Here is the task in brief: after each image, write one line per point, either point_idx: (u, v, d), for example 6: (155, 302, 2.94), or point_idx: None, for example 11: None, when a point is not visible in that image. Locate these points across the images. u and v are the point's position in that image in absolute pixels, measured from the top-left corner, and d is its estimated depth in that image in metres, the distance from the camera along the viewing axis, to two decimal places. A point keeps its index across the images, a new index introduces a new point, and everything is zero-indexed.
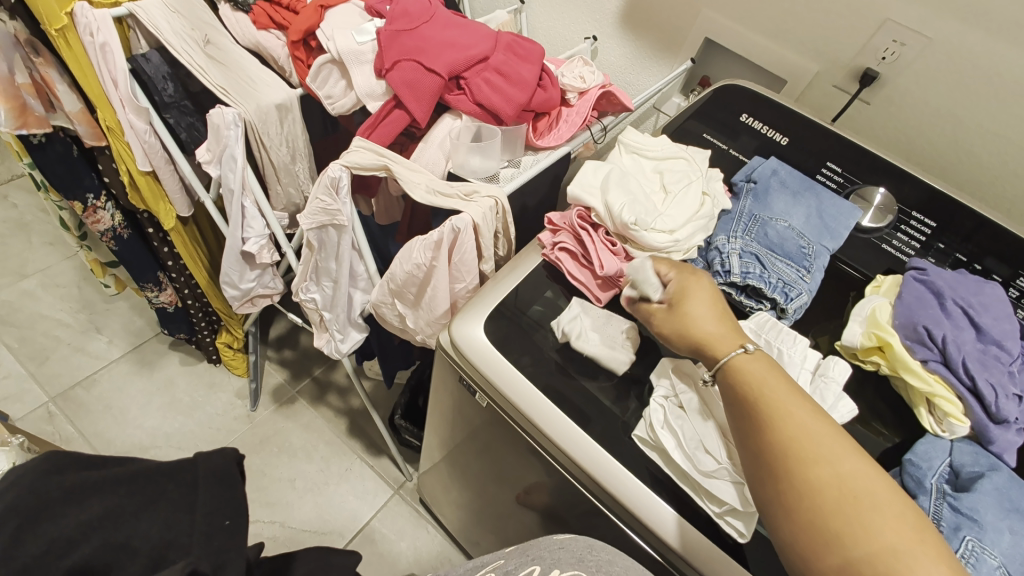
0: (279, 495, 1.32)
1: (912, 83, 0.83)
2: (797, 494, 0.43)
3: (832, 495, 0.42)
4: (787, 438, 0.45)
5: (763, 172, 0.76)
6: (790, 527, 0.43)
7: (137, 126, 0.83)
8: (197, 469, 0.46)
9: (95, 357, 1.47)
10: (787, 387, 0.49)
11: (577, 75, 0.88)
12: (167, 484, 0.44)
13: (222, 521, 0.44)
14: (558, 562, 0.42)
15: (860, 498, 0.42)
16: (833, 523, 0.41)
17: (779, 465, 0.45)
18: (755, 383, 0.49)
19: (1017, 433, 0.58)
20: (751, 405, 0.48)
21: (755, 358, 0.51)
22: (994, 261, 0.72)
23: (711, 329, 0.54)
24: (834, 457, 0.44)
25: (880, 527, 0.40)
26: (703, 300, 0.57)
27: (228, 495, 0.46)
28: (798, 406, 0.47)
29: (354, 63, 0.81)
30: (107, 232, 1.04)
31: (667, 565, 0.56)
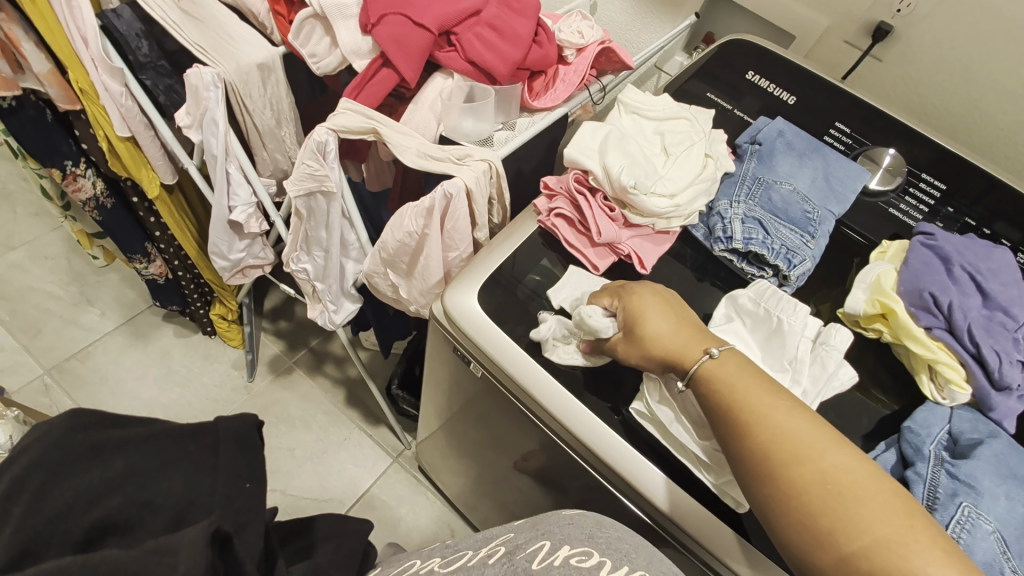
0: (280, 464, 1.33)
1: (927, 38, 0.79)
2: (782, 496, 0.43)
3: (818, 493, 0.42)
4: (763, 440, 0.45)
5: (768, 133, 0.73)
6: (781, 527, 0.43)
7: (112, 88, 0.79)
8: (218, 431, 0.42)
9: (89, 330, 1.46)
10: (760, 386, 0.48)
11: (575, 30, 0.83)
12: (189, 444, 0.40)
13: (243, 484, 0.40)
14: (567, 539, 0.38)
15: (847, 492, 0.41)
16: (822, 522, 0.41)
17: (763, 467, 0.44)
18: (724, 386, 0.48)
19: (1018, 400, 0.57)
20: (725, 409, 0.47)
21: (724, 360, 0.50)
22: (1003, 225, 0.70)
23: (675, 342, 0.53)
24: (814, 452, 0.43)
25: (870, 519, 0.40)
26: (655, 314, 0.55)
27: (249, 461, 0.42)
28: (773, 405, 0.46)
29: (338, 17, 0.76)
30: (89, 201, 1.01)
31: (664, 533, 0.56)
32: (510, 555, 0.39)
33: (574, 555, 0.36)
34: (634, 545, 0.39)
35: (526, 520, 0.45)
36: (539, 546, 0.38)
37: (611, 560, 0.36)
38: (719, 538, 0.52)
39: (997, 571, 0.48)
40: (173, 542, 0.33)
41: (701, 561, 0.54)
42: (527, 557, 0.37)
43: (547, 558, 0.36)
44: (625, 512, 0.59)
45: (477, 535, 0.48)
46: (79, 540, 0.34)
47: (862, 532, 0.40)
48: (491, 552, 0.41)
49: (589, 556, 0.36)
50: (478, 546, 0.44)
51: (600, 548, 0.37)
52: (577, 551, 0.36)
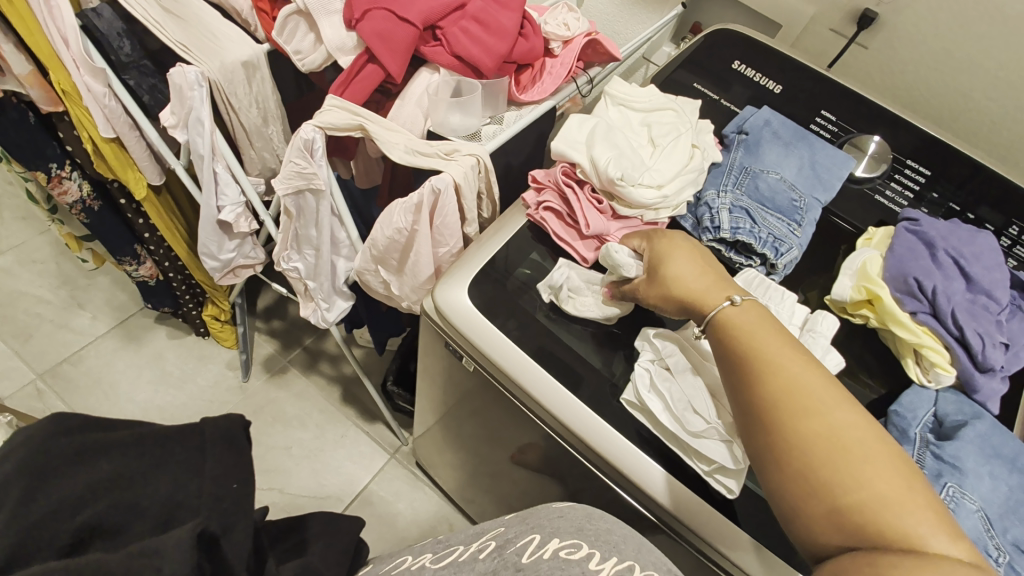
0: (277, 462, 1.34)
1: (912, 24, 0.79)
2: (785, 443, 0.43)
3: (822, 444, 0.42)
4: (778, 389, 0.44)
5: (754, 122, 0.73)
6: (778, 475, 0.43)
7: (95, 89, 0.79)
8: (203, 432, 0.42)
9: (80, 334, 1.45)
10: (780, 339, 0.48)
11: (561, 22, 0.83)
12: (175, 446, 0.39)
13: (231, 484, 0.40)
14: (556, 531, 0.39)
15: (852, 447, 0.41)
16: (820, 472, 0.41)
17: (771, 416, 0.44)
18: (745, 336, 0.48)
19: (1001, 381, 0.58)
20: (742, 358, 0.47)
21: (747, 309, 0.50)
22: (987, 209, 0.71)
23: (696, 285, 0.54)
24: (826, 407, 0.43)
25: (870, 476, 0.40)
26: (682, 260, 0.56)
27: (238, 461, 0.41)
28: (792, 358, 0.46)
29: (321, 13, 0.76)
30: (75, 204, 1.00)
31: (656, 519, 0.57)
32: (501, 548, 0.39)
33: (563, 548, 0.37)
34: (623, 536, 0.39)
35: (517, 514, 0.46)
36: (528, 540, 0.39)
37: (599, 551, 0.36)
38: (710, 522, 0.53)
39: (982, 549, 0.49)
40: (159, 544, 0.33)
41: (694, 547, 0.55)
42: (516, 550, 0.38)
43: (536, 551, 0.37)
44: (619, 500, 0.60)
45: (468, 530, 0.48)
46: (67, 544, 0.34)
47: (858, 486, 0.40)
48: (481, 546, 0.41)
49: (578, 548, 0.37)
50: (468, 541, 0.44)
51: (588, 540, 0.38)
52: (566, 544, 0.37)
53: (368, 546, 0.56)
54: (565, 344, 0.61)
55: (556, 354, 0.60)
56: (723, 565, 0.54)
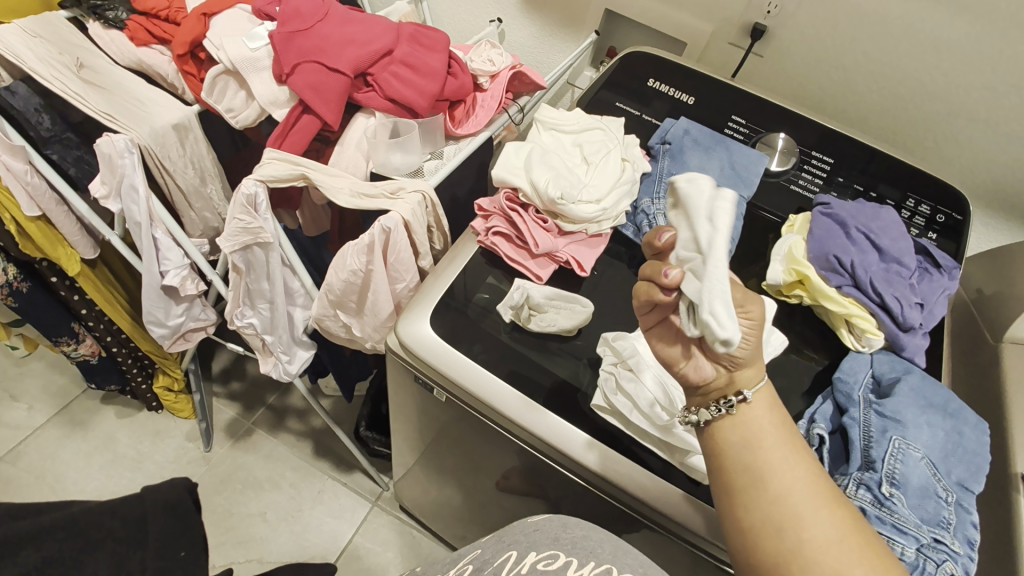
0: (252, 531, 1.27)
1: (797, 33, 0.89)
2: (775, 528, 0.46)
3: (798, 530, 0.46)
4: (773, 477, 0.48)
5: (675, 133, 0.79)
6: (759, 556, 0.47)
7: (15, 167, 0.76)
8: (146, 503, 0.46)
9: (16, 428, 1.34)
10: (774, 427, 0.50)
11: (486, 59, 0.88)
12: (115, 523, 0.45)
13: (177, 552, 0.45)
14: (533, 545, 0.41)
15: (834, 534, 0.45)
16: (800, 555, 0.45)
17: (805, 507, 0.46)
18: (747, 422, 0.50)
19: (922, 337, 0.65)
20: (739, 443, 0.50)
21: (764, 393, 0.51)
22: (886, 187, 0.79)
23: (746, 357, 0.49)
24: (812, 493, 0.47)
25: (847, 560, 0.44)
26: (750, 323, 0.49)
27: (182, 529, 0.47)
28: (787, 446, 0.49)
29: (251, 71, 0.77)
30: (0, 288, 0.93)
31: (641, 517, 0.59)
32: (478, 571, 0.40)
33: (540, 560, 0.39)
34: (599, 541, 0.41)
35: (493, 534, 0.46)
36: (506, 558, 0.40)
37: (577, 558, 0.39)
38: (689, 511, 0.55)
39: (932, 492, 0.54)
40: None
41: (680, 537, 0.57)
42: (494, 571, 0.39)
43: (514, 568, 0.39)
44: (604, 506, 0.61)
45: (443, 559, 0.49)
46: None
47: None
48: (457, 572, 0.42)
49: (556, 558, 0.39)
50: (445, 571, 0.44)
51: (565, 548, 0.40)
52: (543, 556, 0.39)
53: None
54: (526, 361, 0.62)
55: (524, 372, 0.62)
56: (709, 551, 0.56)
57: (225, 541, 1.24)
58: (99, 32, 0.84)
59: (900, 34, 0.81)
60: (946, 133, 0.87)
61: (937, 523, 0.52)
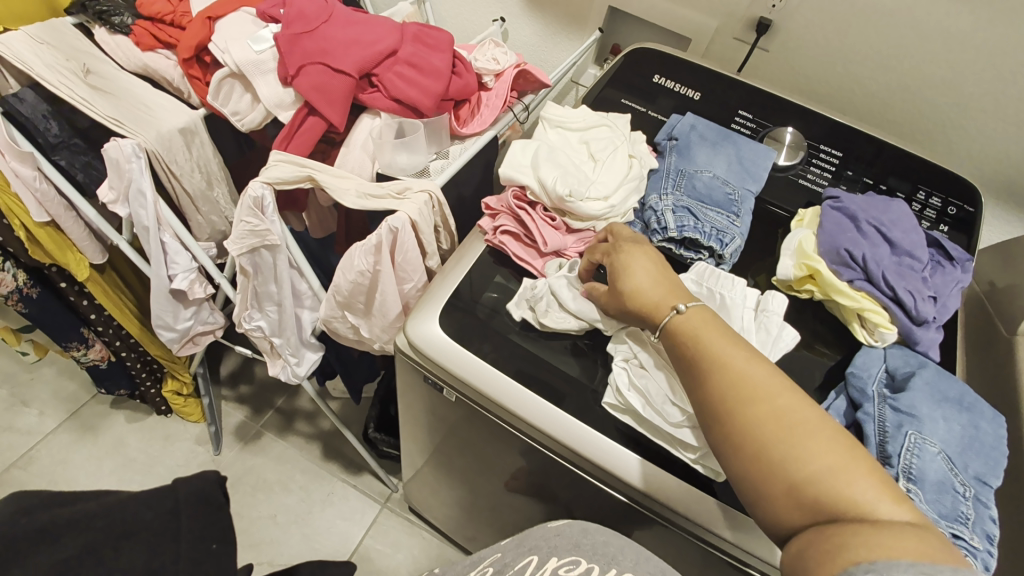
0: (263, 534, 1.27)
1: (802, 26, 0.88)
2: (747, 436, 0.44)
3: (770, 431, 0.44)
4: (731, 383, 0.46)
5: (682, 128, 0.79)
6: (742, 471, 0.45)
7: (24, 173, 0.76)
8: (178, 494, 0.42)
9: (28, 433, 1.34)
10: (721, 337, 0.49)
11: (491, 57, 0.87)
12: (147, 512, 0.40)
13: (210, 546, 0.40)
14: (554, 550, 0.43)
15: (801, 427, 0.43)
16: (776, 457, 0.43)
17: (752, 395, 0.45)
18: (696, 337, 0.50)
19: (935, 330, 0.64)
20: (693, 358, 0.49)
21: (696, 313, 0.52)
22: (896, 179, 0.78)
23: (654, 295, 0.55)
24: (772, 390, 0.45)
25: (819, 452, 0.42)
26: (641, 270, 0.57)
27: (215, 520, 0.42)
28: (731, 345, 0.49)
29: (256, 73, 0.77)
30: (11, 294, 0.94)
31: (653, 515, 0.58)
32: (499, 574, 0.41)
33: (562, 565, 0.41)
34: (619, 548, 0.43)
35: (510, 539, 0.47)
36: (527, 562, 0.42)
37: (598, 565, 0.41)
38: (698, 505, 0.55)
39: (949, 487, 0.53)
40: None
41: (686, 531, 0.57)
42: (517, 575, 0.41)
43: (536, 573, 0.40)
44: (616, 505, 0.61)
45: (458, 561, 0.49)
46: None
47: (791, 452, 0.42)
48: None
49: (577, 565, 0.41)
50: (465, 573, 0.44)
51: (585, 554, 0.42)
52: (565, 562, 0.41)
53: None
54: (535, 359, 0.62)
55: (534, 371, 0.61)
56: (715, 544, 0.56)
57: (237, 544, 1.25)
58: (106, 37, 0.84)
59: (907, 26, 0.80)
60: (954, 124, 0.87)
61: (955, 519, 0.52)
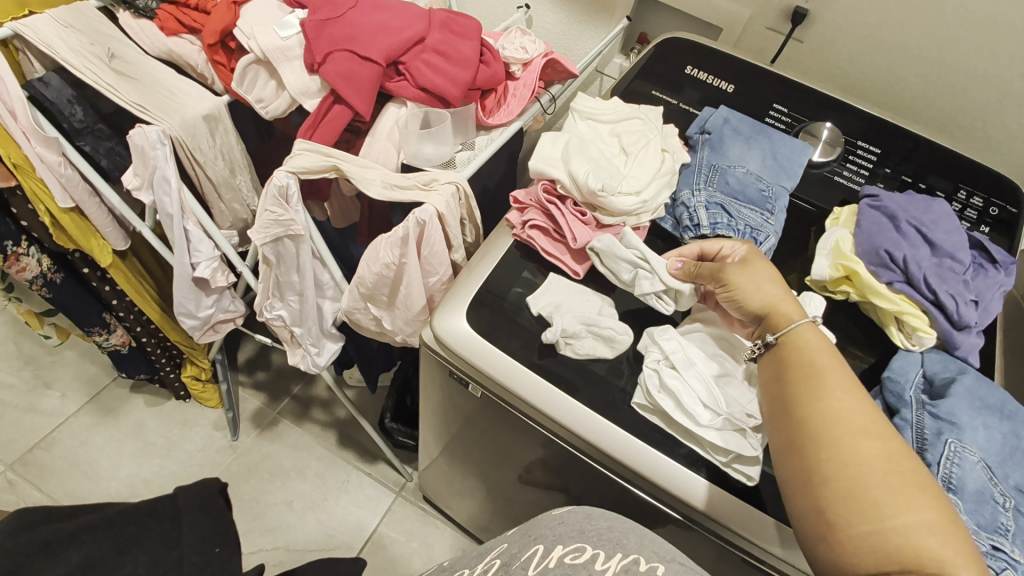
0: (279, 519, 1.28)
1: (840, 17, 0.85)
2: (838, 469, 0.44)
3: (866, 469, 0.43)
4: (834, 417, 0.46)
5: (715, 121, 0.77)
6: (820, 500, 0.44)
7: (49, 159, 0.76)
8: (177, 500, 0.50)
9: (50, 415, 1.37)
10: (829, 371, 0.50)
11: (518, 46, 0.85)
12: (149, 520, 0.47)
13: (212, 549, 0.47)
14: (559, 538, 0.40)
15: (899, 476, 0.43)
16: (865, 497, 0.42)
17: (858, 427, 0.46)
18: (803, 364, 0.51)
19: (977, 335, 0.62)
20: (797, 379, 0.50)
21: (816, 335, 0.53)
22: (936, 178, 0.76)
23: (777, 297, 0.56)
24: (877, 435, 0.45)
25: (912, 502, 0.41)
26: (766, 266, 0.59)
27: (214, 526, 0.49)
28: (842, 375, 0.49)
29: (282, 60, 0.76)
30: (36, 279, 0.95)
31: (689, 522, 0.57)
32: (505, 566, 0.39)
33: (568, 553, 0.38)
34: (624, 531, 0.40)
35: (518, 529, 0.46)
36: (532, 552, 0.39)
37: (604, 550, 0.38)
38: (736, 512, 0.54)
39: (990, 497, 0.51)
40: None
41: (710, 532, 0.56)
42: (522, 565, 0.38)
43: (541, 562, 0.38)
44: (642, 507, 0.60)
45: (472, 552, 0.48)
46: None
47: (885, 487, 0.42)
48: (486, 567, 0.41)
49: (583, 551, 0.38)
50: (475, 563, 0.44)
51: (591, 541, 0.39)
52: (570, 549, 0.38)
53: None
54: (562, 357, 0.61)
55: (562, 369, 0.60)
56: (743, 547, 0.55)
57: (253, 529, 1.26)
58: (130, 22, 0.83)
59: (954, 17, 0.77)
60: (995, 121, 0.84)
61: (996, 530, 0.50)
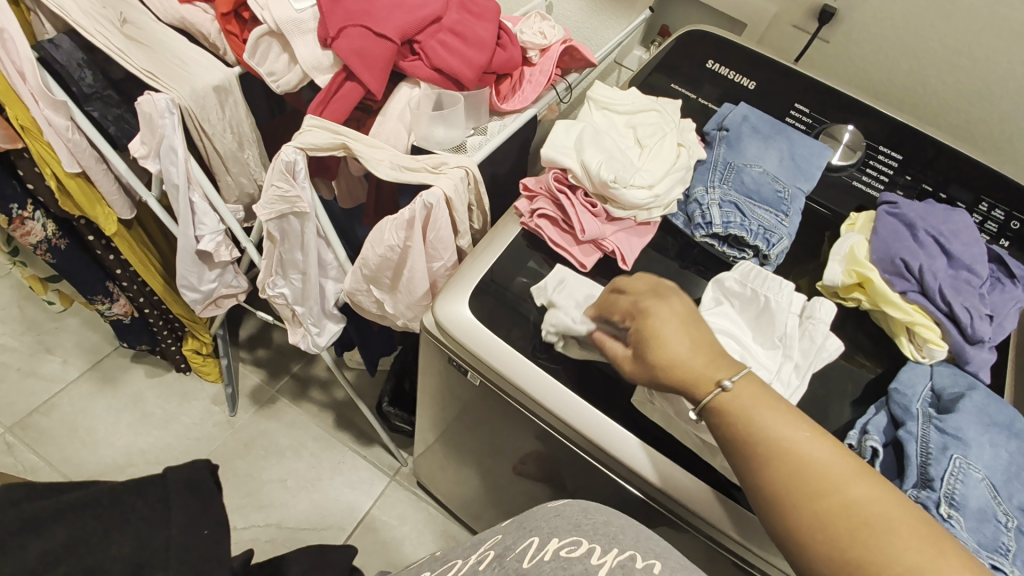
0: (272, 496, 1.29)
1: (868, 18, 0.83)
2: (812, 535, 0.41)
3: (850, 524, 0.40)
4: (786, 484, 0.43)
5: (734, 118, 0.75)
6: (814, 567, 0.41)
7: (56, 122, 0.75)
8: (167, 480, 0.42)
9: (51, 380, 1.37)
10: (780, 413, 0.46)
11: (537, 31, 0.83)
12: (136, 499, 0.39)
13: (201, 531, 0.40)
14: (555, 531, 0.39)
15: (871, 530, 0.40)
16: (857, 554, 0.39)
17: (813, 483, 0.42)
18: (741, 421, 0.46)
19: (989, 351, 0.61)
20: (744, 440, 0.45)
21: (743, 389, 0.47)
22: (957, 188, 0.74)
23: (694, 366, 0.48)
24: (842, 480, 0.42)
25: (899, 549, 0.39)
26: (674, 332, 0.50)
27: (207, 506, 0.42)
28: (781, 421, 0.45)
29: (295, 33, 0.74)
30: (40, 244, 0.95)
31: (654, 504, 0.57)
32: (500, 557, 0.38)
33: (563, 547, 0.37)
34: (621, 526, 0.40)
35: (511, 520, 0.45)
36: (528, 543, 0.38)
37: (600, 545, 0.36)
38: (721, 512, 0.53)
39: (991, 516, 0.50)
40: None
41: (700, 532, 0.55)
42: (516, 555, 0.38)
43: (537, 554, 0.37)
44: (634, 505, 0.59)
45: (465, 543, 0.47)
46: None
47: (866, 541, 0.39)
48: (480, 557, 0.40)
49: (579, 545, 0.37)
50: (466, 555, 0.43)
51: (587, 535, 0.38)
52: (566, 543, 0.37)
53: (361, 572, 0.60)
54: (563, 352, 0.60)
55: (562, 364, 0.59)
56: (731, 549, 0.54)
57: (246, 505, 1.27)
58: None
59: (988, 22, 0.75)
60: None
61: (995, 549, 0.49)
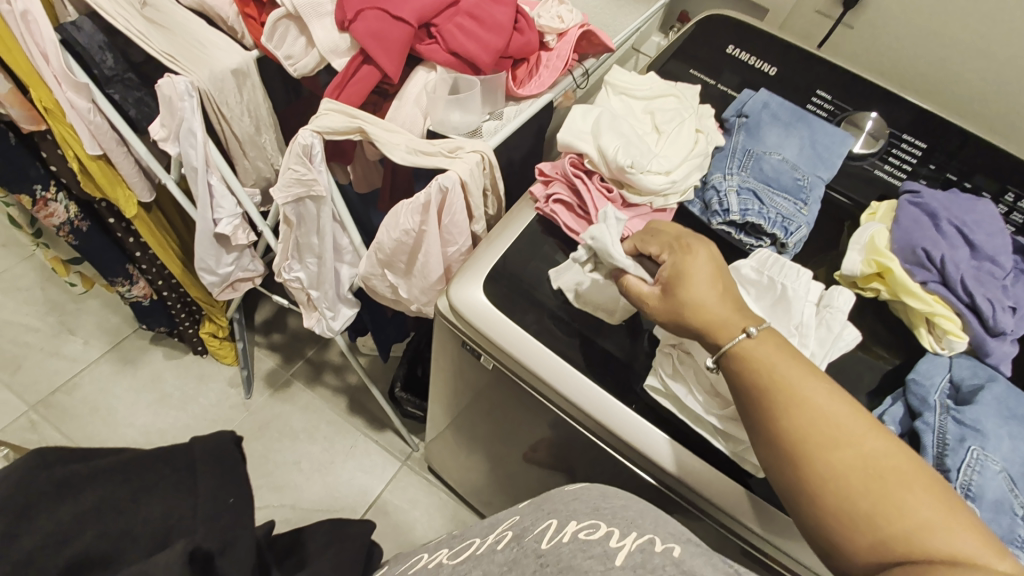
0: (286, 478, 1.32)
1: (895, 2, 0.81)
2: (820, 485, 0.42)
3: (861, 477, 0.41)
4: (799, 434, 0.43)
5: (753, 105, 0.74)
6: (820, 518, 0.42)
7: (79, 104, 0.76)
8: (193, 451, 0.43)
9: (73, 360, 1.41)
10: (800, 368, 0.46)
11: (554, 15, 0.83)
12: (164, 468, 0.41)
13: (227, 500, 0.42)
14: (574, 514, 0.39)
15: (879, 483, 0.41)
16: (866, 503, 0.40)
17: (827, 436, 0.43)
18: (760, 372, 0.46)
19: (1012, 344, 0.60)
20: (761, 390, 0.46)
21: (764, 342, 0.47)
22: (983, 178, 0.72)
23: (720, 312, 0.50)
24: (856, 436, 0.43)
25: (907, 502, 0.39)
26: (703, 280, 0.51)
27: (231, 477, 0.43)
28: (801, 376, 0.46)
29: (313, 16, 0.74)
30: (63, 226, 0.98)
31: (667, 490, 0.57)
32: (518, 538, 0.39)
33: (582, 529, 0.37)
34: (639, 511, 0.40)
35: (530, 502, 0.46)
36: (546, 526, 0.39)
37: (618, 529, 0.37)
38: (734, 498, 0.53)
39: (1008, 508, 0.50)
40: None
41: (712, 518, 0.56)
42: (535, 537, 0.38)
43: (554, 536, 0.37)
44: (645, 490, 0.60)
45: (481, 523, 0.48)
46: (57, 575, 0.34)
47: (874, 494, 0.40)
48: (498, 537, 0.41)
49: (597, 528, 0.37)
50: (482, 534, 0.44)
51: (605, 519, 0.38)
52: (585, 525, 0.38)
53: (378, 549, 0.62)
54: (577, 337, 0.60)
55: (576, 349, 0.59)
56: (744, 536, 0.55)
57: (261, 485, 1.30)
58: None
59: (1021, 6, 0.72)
60: None
61: (1010, 540, 0.49)
